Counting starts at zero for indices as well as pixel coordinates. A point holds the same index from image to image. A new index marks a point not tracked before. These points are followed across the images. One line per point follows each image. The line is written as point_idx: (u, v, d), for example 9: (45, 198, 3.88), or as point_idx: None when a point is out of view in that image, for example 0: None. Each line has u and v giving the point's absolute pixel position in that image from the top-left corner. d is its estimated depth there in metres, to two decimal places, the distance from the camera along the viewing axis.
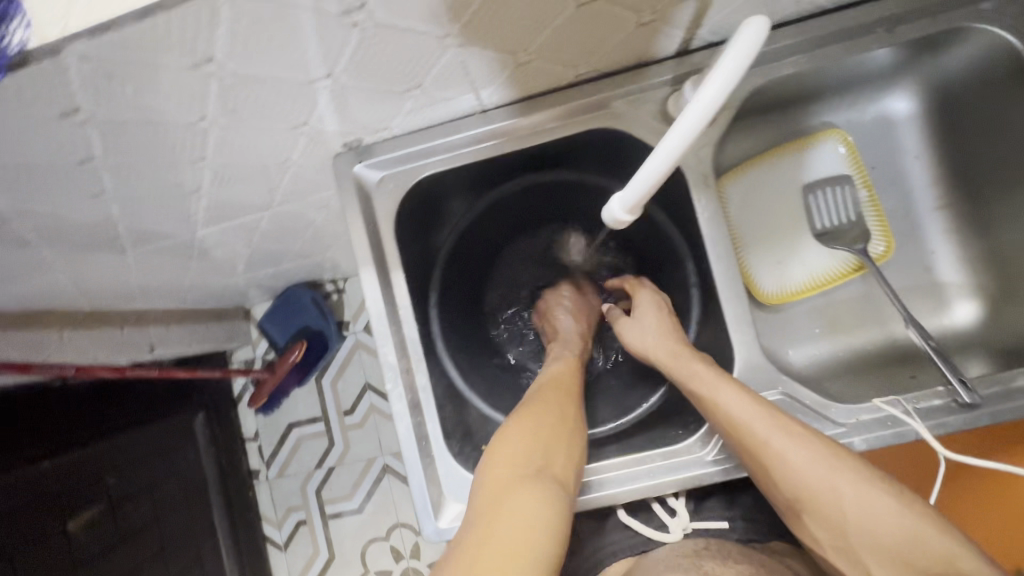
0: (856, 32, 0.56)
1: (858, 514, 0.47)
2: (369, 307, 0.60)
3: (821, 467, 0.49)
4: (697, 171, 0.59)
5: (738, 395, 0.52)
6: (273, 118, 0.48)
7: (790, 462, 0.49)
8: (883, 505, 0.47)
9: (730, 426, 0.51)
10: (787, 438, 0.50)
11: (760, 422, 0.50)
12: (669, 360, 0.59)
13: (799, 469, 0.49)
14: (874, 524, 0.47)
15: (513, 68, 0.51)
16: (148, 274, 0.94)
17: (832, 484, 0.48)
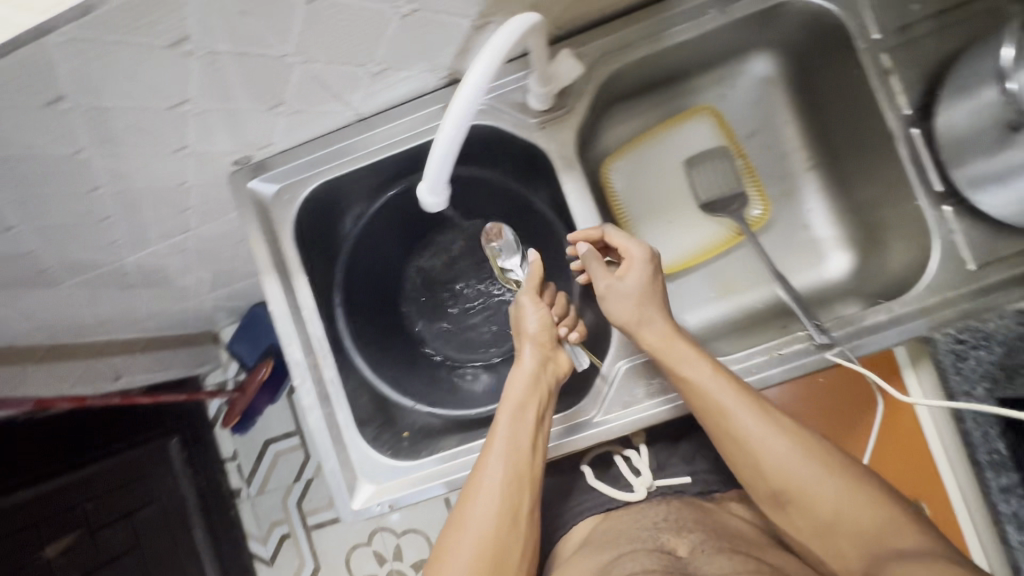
0: (691, 15, 0.61)
1: (808, 497, 0.51)
2: (275, 310, 0.65)
3: (777, 454, 0.53)
4: (563, 155, 0.63)
5: (725, 386, 0.55)
6: (151, 144, 0.53)
7: (749, 443, 0.54)
8: (831, 491, 0.51)
9: (697, 401, 0.55)
10: (750, 419, 0.54)
11: (721, 391, 0.54)
12: (660, 342, 0.58)
13: (761, 454, 0.53)
14: (821, 511, 0.51)
15: (368, 78, 0.56)
16: (98, 305, 1.00)
17: (791, 473, 0.52)
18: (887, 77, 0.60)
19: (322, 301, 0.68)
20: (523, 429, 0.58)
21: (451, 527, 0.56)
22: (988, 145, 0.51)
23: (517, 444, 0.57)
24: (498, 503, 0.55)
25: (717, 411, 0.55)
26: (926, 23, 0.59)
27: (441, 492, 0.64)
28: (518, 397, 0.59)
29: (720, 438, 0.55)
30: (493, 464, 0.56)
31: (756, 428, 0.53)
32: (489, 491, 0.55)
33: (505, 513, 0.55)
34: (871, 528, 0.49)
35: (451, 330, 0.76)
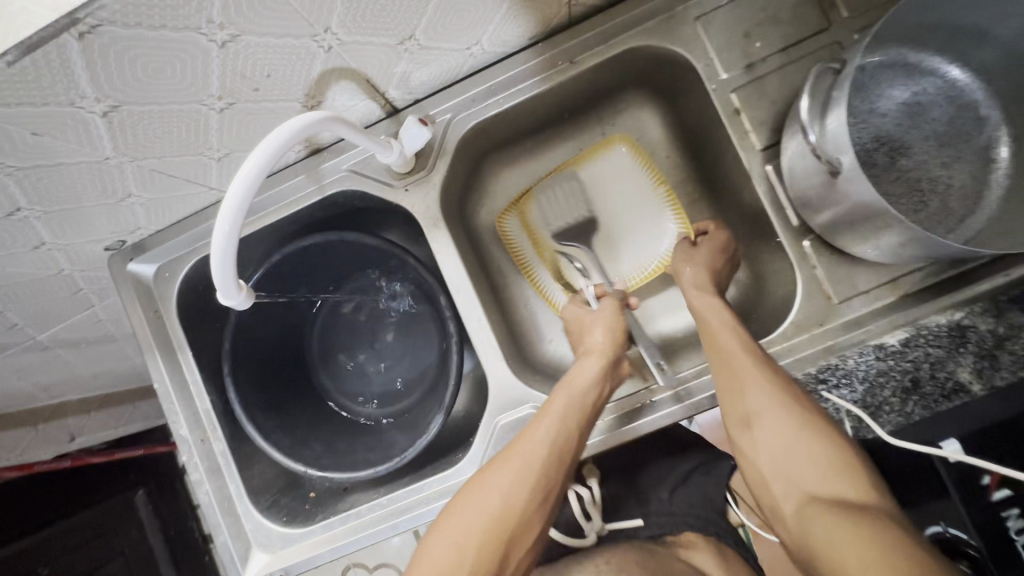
0: (543, 67, 0.62)
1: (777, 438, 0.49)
2: (160, 388, 0.66)
3: (752, 380, 0.52)
4: (428, 216, 0.64)
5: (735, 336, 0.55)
6: (3, 247, 0.55)
7: (734, 370, 0.53)
8: (781, 416, 0.50)
9: (710, 336, 0.57)
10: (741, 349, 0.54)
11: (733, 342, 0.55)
12: (695, 301, 0.61)
13: (739, 377, 0.53)
14: (776, 437, 0.49)
15: (216, 164, 0.57)
16: (32, 375, 1.02)
17: (760, 403, 0.51)
18: (738, 116, 0.59)
19: (211, 372, 0.69)
20: (576, 420, 0.57)
21: (473, 483, 0.54)
22: (822, 187, 0.51)
23: (568, 429, 0.56)
24: (529, 480, 0.53)
25: (721, 345, 0.56)
26: (772, 60, 0.59)
27: (332, 557, 0.64)
28: (585, 386, 0.59)
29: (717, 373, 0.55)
30: (537, 440, 0.55)
31: (741, 357, 0.53)
32: (521, 469, 0.53)
33: (533, 496, 0.53)
34: (821, 480, 0.46)
35: (355, 379, 0.78)
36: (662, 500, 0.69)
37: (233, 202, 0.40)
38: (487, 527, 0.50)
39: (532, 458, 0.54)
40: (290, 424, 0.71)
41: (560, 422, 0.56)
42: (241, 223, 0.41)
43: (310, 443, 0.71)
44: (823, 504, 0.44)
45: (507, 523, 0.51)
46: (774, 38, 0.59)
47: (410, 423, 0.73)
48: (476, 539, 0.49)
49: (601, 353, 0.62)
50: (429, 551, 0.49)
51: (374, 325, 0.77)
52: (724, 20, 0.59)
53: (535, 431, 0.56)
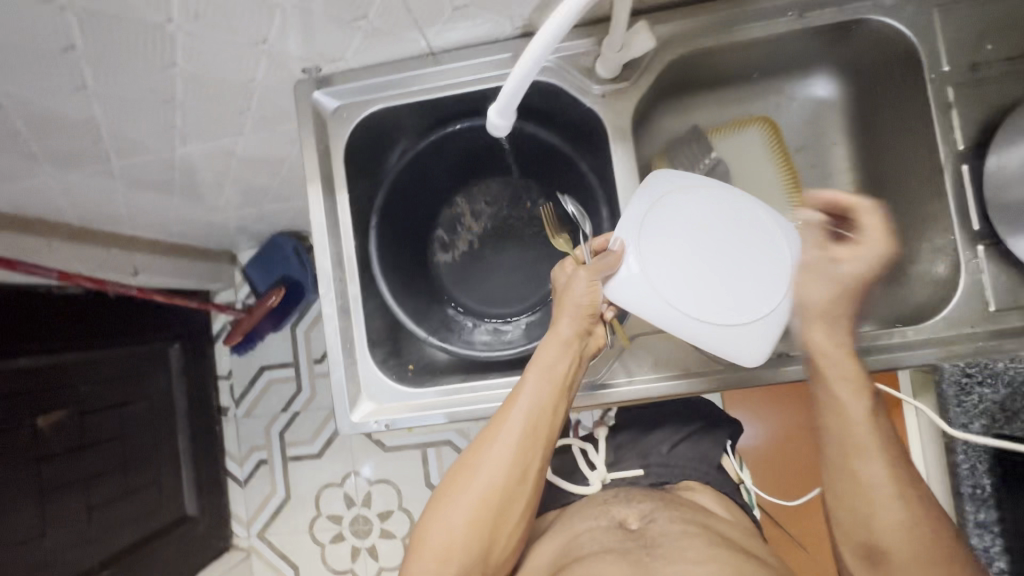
0: (771, 13, 0.63)
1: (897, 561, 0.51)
2: (312, 217, 0.67)
3: (892, 515, 0.51)
4: (616, 125, 0.65)
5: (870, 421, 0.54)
6: (232, 33, 0.56)
7: (862, 490, 0.53)
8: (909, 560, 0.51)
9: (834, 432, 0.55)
10: (881, 468, 0.53)
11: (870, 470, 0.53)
12: (827, 343, 0.56)
13: (870, 514, 0.52)
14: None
15: (450, 11, 0.58)
16: (134, 196, 1.03)
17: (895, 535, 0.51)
18: (949, 111, 0.60)
19: (358, 221, 0.70)
20: (551, 389, 0.62)
21: (467, 462, 0.63)
22: None
23: (545, 403, 0.61)
24: (501, 469, 0.61)
25: (854, 470, 0.53)
26: (997, 66, 0.60)
27: (436, 422, 0.66)
28: (548, 379, 0.62)
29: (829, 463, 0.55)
30: (506, 433, 0.61)
31: (877, 488, 0.52)
32: (496, 458, 0.61)
33: (518, 463, 0.61)
34: None
35: (477, 271, 0.80)
36: (662, 453, 0.83)
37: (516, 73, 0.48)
38: (479, 512, 0.60)
39: (512, 435, 0.61)
40: (416, 290, 0.76)
41: (534, 395, 0.61)
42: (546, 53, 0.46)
43: (428, 312, 0.76)
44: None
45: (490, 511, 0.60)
46: (1005, 46, 0.60)
47: (519, 322, 0.78)
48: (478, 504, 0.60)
49: (559, 332, 0.63)
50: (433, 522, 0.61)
51: (509, 226, 0.80)
52: (961, 14, 0.60)
53: (514, 404, 0.61)
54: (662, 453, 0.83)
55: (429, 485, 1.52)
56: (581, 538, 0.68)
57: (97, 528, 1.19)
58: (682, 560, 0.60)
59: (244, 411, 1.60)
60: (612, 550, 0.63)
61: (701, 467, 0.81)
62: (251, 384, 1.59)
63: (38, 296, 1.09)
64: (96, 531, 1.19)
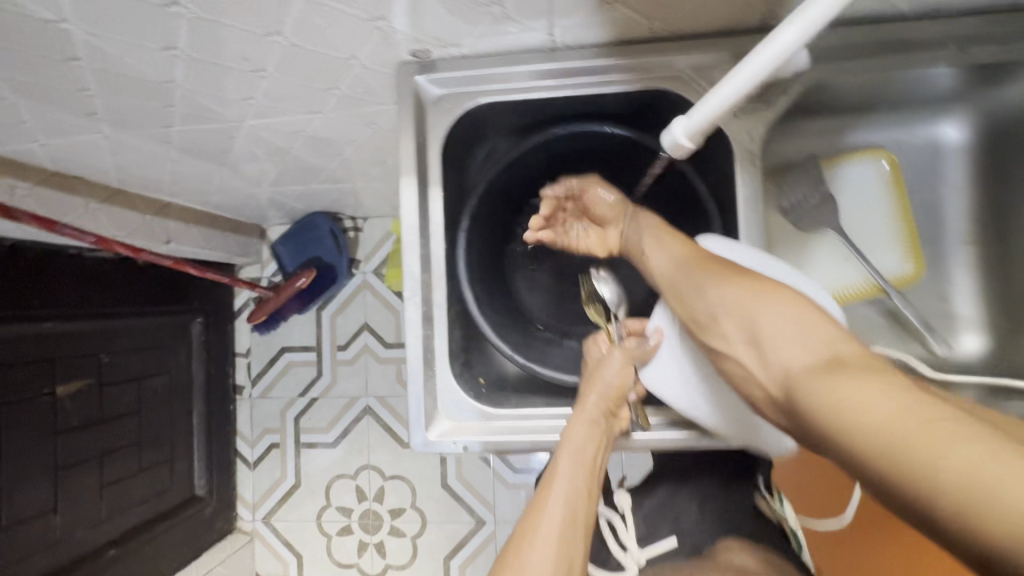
0: (931, 45, 0.57)
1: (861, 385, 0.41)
2: (403, 214, 0.61)
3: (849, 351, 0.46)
4: (744, 149, 0.59)
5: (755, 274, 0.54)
6: (354, 6, 0.50)
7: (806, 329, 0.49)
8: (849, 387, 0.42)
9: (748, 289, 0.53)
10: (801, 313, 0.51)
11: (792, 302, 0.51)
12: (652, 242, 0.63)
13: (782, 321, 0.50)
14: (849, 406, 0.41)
15: (591, 6, 0.52)
16: (182, 164, 0.96)
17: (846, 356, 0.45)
18: None
19: (448, 221, 0.65)
20: (585, 473, 0.55)
21: (505, 570, 0.48)
22: None
23: (579, 489, 0.54)
24: (552, 547, 0.49)
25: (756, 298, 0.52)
26: None
27: (528, 445, 0.60)
28: (581, 444, 0.57)
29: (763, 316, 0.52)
30: (553, 504, 0.52)
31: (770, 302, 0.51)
32: (546, 536, 0.50)
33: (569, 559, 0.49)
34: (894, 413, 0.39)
35: (557, 282, 0.75)
36: (693, 516, 0.78)
37: (726, 92, 0.43)
38: None
39: (553, 521, 0.51)
40: (496, 301, 0.70)
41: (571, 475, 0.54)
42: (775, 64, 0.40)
43: (507, 323, 0.70)
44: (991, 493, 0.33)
45: None
46: None
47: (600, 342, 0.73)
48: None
49: (586, 410, 0.59)
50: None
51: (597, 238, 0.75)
52: None
53: (548, 491, 0.54)
54: (692, 519, 0.78)
55: (445, 485, 1.48)
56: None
57: (106, 505, 1.14)
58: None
59: (260, 391, 1.55)
60: None
61: (737, 522, 0.76)
62: (270, 365, 1.54)
63: (68, 259, 1.03)
64: (106, 508, 1.14)
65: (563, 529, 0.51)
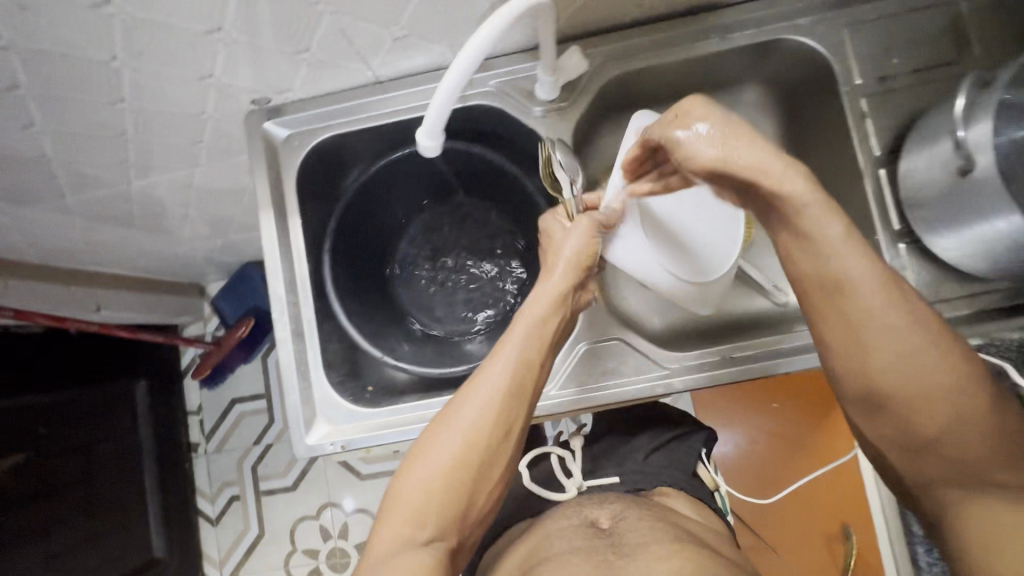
0: (694, 36, 0.67)
1: (925, 401, 0.47)
2: (265, 243, 0.68)
3: (861, 297, 0.47)
4: (556, 144, 0.68)
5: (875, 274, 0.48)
6: (179, 68, 0.58)
7: (871, 333, 0.47)
8: (905, 359, 0.47)
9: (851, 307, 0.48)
10: (889, 318, 0.47)
11: (819, 219, 0.47)
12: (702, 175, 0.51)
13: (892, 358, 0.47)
14: (886, 372, 0.48)
15: (390, 42, 0.61)
16: (93, 233, 1.02)
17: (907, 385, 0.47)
18: (864, 120, 0.65)
19: (311, 245, 0.72)
20: (536, 343, 0.57)
21: (443, 421, 0.55)
22: (939, 191, 0.56)
23: (529, 358, 0.56)
24: (490, 410, 0.54)
25: (852, 304, 0.48)
26: (903, 78, 0.64)
27: (393, 439, 0.66)
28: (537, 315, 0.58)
29: (845, 335, 0.49)
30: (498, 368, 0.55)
31: (880, 306, 0.47)
32: (486, 395, 0.54)
33: (500, 418, 0.54)
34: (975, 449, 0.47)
35: (432, 289, 0.81)
36: (638, 461, 0.83)
37: (440, 97, 0.51)
38: (462, 452, 0.52)
39: (495, 388, 0.54)
40: (373, 312, 0.77)
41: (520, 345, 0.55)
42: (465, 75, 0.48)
43: (383, 331, 0.77)
44: (953, 493, 0.49)
45: (475, 451, 0.53)
46: (910, 59, 0.64)
47: (476, 336, 0.79)
48: (448, 465, 0.52)
49: (550, 277, 0.60)
50: (402, 478, 0.53)
51: (463, 244, 0.82)
52: (867, 33, 0.65)
53: (498, 355, 0.56)
54: (637, 461, 0.82)
55: None
56: (551, 537, 0.68)
57: None
58: (641, 558, 0.59)
59: (215, 445, 1.57)
60: (578, 553, 0.62)
61: (674, 474, 0.80)
62: (222, 418, 1.57)
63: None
64: None
65: (506, 398, 0.54)
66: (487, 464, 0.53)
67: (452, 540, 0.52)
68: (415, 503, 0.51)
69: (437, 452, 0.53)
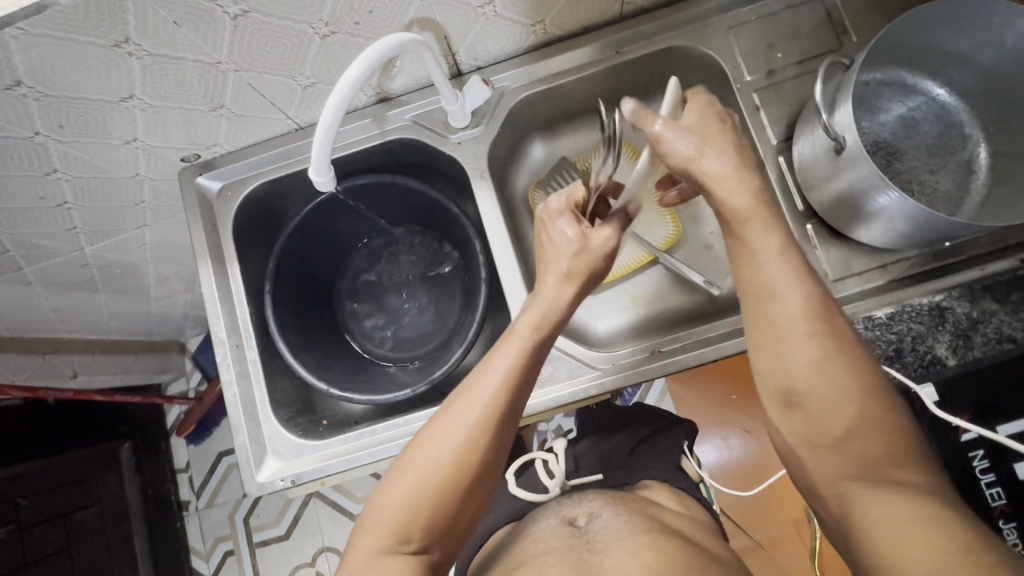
0: (591, 54, 0.71)
1: (827, 403, 0.48)
2: (206, 290, 0.71)
3: (787, 308, 0.50)
4: (475, 167, 0.72)
5: (790, 276, 0.50)
6: (102, 135, 0.61)
7: (783, 333, 0.50)
8: (821, 368, 0.49)
9: (760, 306, 0.51)
10: (797, 316, 0.50)
11: (759, 232, 0.52)
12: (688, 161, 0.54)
13: (807, 355, 0.49)
14: (804, 377, 0.49)
15: (301, 90, 0.65)
16: (59, 300, 1.05)
17: (818, 381, 0.49)
18: (758, 112, 0.68)
19: (252, 287, 0.74)
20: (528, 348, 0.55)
21: (434, 426, 0.53)
22: (827, 167, 0.59)
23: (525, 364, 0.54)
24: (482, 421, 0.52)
25: (768, 306, 0.51)
26: (789, 69, 0.68)
27: (342, 469, 0.67)
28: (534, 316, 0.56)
29: (753, 327, 0.52)
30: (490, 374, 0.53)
31: (790, 302, 0.50)
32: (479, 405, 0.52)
33: (491, 431, 0.52)
34: (879, 457, 0.47)
35: (381, 319, 0.84)
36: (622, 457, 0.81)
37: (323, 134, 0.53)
38: (455, 464, 0.51)
39: (485, 399, 0.52)
40: (320, 346, 0.78)
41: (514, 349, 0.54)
42: (342, 113, 0.51)
43: (331, 365, 0.78)
44: (858, 490, 0.48)
45: (467, 462, 0.51)
46: (792, 52, 0.68)
47: (425, 359, 0.80)
48: (426, 486, 0.51)
49: (555, 267, 0.57)
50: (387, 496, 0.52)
51: (406, 271, 0.84)
52: (750, 33, 0.69)
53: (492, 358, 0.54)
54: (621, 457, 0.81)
55: None
56: (528, 540, 0.67)
57: None
58: (620, 552, 0.58)
59: (206, 500, 1.56)
60: (555, 552, 0.61)
61: (658, 468, 0.78)
62: (211, 472, 1.57)
63: None
64: None
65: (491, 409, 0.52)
66: (479, 474, 0.52)
67: (435, 550, 0.52)
68: (398, 521, 0.50)
69: (425, 468, 0.52)
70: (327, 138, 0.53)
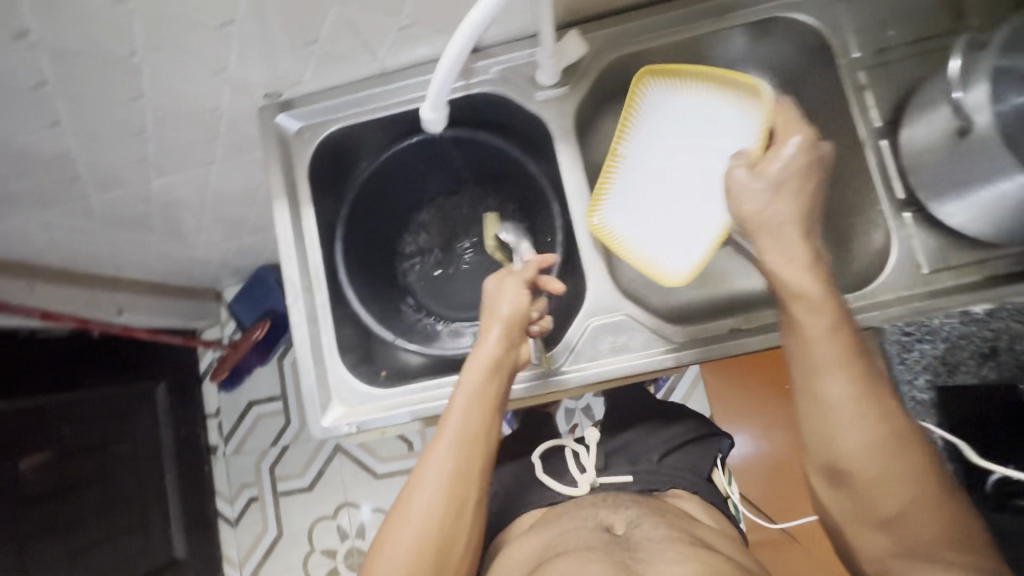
0: (691, 18, 0.68)
1: (865, 480, 0.50)
2: (279, 231, 0.70)
3: (832, 382, 0.51)
4: (560, 127, 0.70)
5: (829, 343, 0.51)
6: (194, 62, 0.60)
7: (821, 409, 0.51)
8: (860, 445, 0.50)
9: (801, 379, 0.53)
10: (837, 390, 0.51)
11: (805, 312, 0.52)
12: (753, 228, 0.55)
13: (839, 432, 0.51)
14: (845, 454, 0.50)
15: (395, 31, 0.63)
16: (114, 235, 1.06)
17: (856, 456, 0.50)
18: (863, 92, 0.65)
19: (323, 233, 0.74)
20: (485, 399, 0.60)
21: (419, 479, 0.58)
22: (942, 151, 0.56)
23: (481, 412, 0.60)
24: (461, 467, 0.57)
25: (810, 381, 0.52)
26: (901, 48, 0.65)
27: (405, 420, 0.67)
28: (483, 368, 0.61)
29: (797, 399, 0.53)
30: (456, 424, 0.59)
31: (819, 381, 0.51)
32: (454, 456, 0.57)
33: (466, 478, 0.57)
34: (918, 531, 0.48)
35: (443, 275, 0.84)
36: (652, 462, 0.77)
37: (452, 51, 0.54)
38: (444, 513, 0.55)
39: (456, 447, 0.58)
40: (383, 296, 0.80)
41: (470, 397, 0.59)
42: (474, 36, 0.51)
43: (394, 316, 0.79)
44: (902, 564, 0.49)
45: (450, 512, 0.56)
46: (906, 31, 0.65)
47: None
48: (424, 534, 0.55)
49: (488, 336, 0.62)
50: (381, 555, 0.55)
51: (472, 230, 0.84)
52: (864, 6, 0.66)
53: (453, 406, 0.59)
54: (651, 462, 0.77)
55: None
56: (563, 536, 0.63)
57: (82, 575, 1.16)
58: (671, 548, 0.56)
59: (233, 446, 1.59)
60: (595, 549, 0.58)
61: (689, 478, 0.75)
62: (240, 419, 1.59)
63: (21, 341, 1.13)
64: None
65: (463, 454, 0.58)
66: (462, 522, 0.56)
67: None
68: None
69: (416, 522, 0.55)
70: (457, 56, 0.54)
